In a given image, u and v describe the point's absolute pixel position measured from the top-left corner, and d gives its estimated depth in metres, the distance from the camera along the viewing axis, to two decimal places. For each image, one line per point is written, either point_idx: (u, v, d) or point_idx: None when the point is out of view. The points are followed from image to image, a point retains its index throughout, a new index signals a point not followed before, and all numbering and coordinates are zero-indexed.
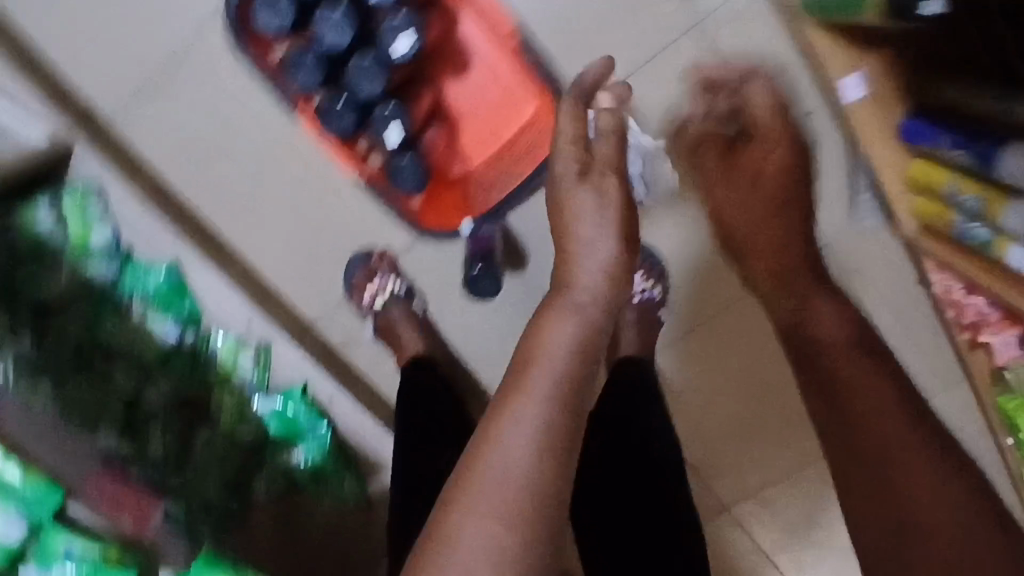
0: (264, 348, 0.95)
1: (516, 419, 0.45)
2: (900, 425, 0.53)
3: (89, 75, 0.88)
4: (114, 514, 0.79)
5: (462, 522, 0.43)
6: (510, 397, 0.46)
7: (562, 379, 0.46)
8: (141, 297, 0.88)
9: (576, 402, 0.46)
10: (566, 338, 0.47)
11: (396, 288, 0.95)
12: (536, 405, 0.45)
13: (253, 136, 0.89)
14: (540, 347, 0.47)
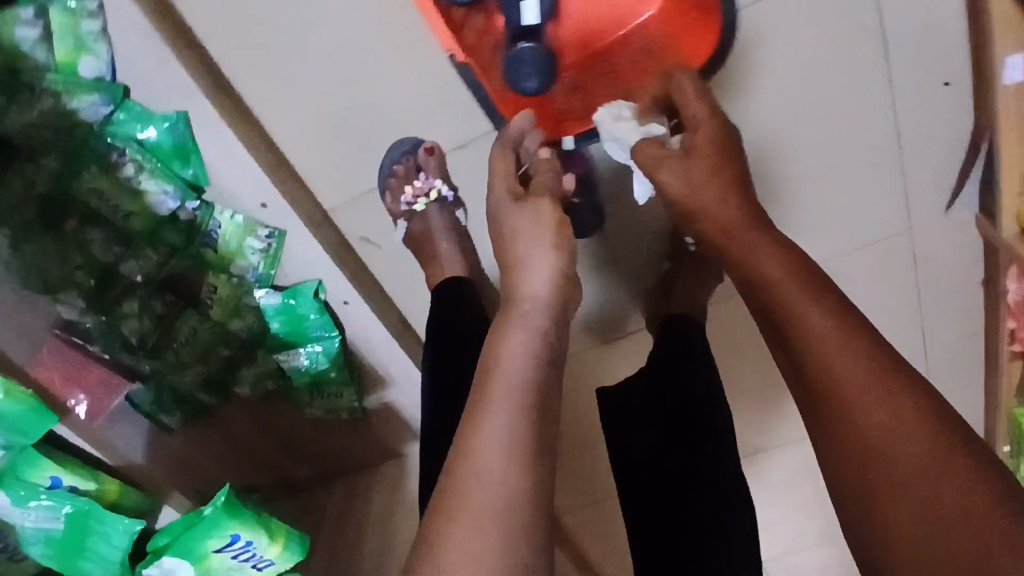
0: (279, 235, 0.80)
1: (486, 431, 0.49)
2: (877, 375, 0.47)
3: None
4: (74, 399, 0.73)
5: (455, 514, 0.46)
6: (480, 413, 0.50)
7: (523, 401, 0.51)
8: (137, 151, 0.71)
9: (539, 414, 0.51)
10: (520, 349, 0.54)
11: (443, 191, 0.83)
12: (500, 440, 0.48)
13: None
14: (498, 362, 0.53)
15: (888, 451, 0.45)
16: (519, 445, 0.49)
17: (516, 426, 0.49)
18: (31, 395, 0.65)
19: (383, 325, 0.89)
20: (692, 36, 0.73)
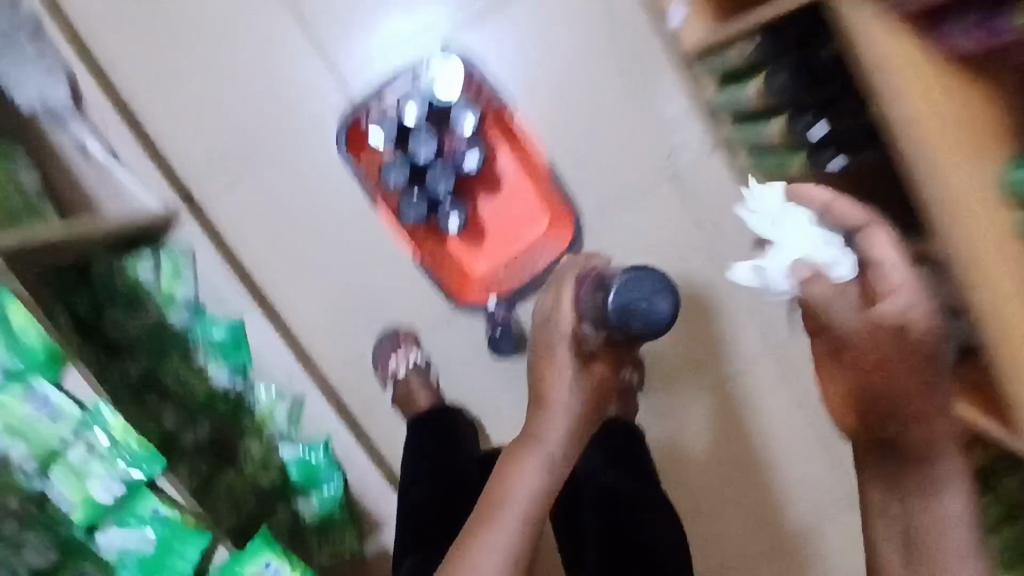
0: (298, 400, 1.08)
1: (483, 544, 0.58)
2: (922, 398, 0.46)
3: (189, 156, 1.06)
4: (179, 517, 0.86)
5: None
6: (473, 536, 0.59)
7: (537, 497, 0.59)
8: (206, 343, 1.01)
9: (535, 526, 0.59)
10: (526, 487, 0.59)
11: (419, 360, 1.08)
12: (513, 512, 0.58)
13: (331, 223, 1.08)
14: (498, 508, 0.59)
15: (903, 473, 0.48)
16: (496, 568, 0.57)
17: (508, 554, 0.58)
18: (140, 444, 0.70)
19: (378, 476, 1.09)
20: (554, 224, 1.05)
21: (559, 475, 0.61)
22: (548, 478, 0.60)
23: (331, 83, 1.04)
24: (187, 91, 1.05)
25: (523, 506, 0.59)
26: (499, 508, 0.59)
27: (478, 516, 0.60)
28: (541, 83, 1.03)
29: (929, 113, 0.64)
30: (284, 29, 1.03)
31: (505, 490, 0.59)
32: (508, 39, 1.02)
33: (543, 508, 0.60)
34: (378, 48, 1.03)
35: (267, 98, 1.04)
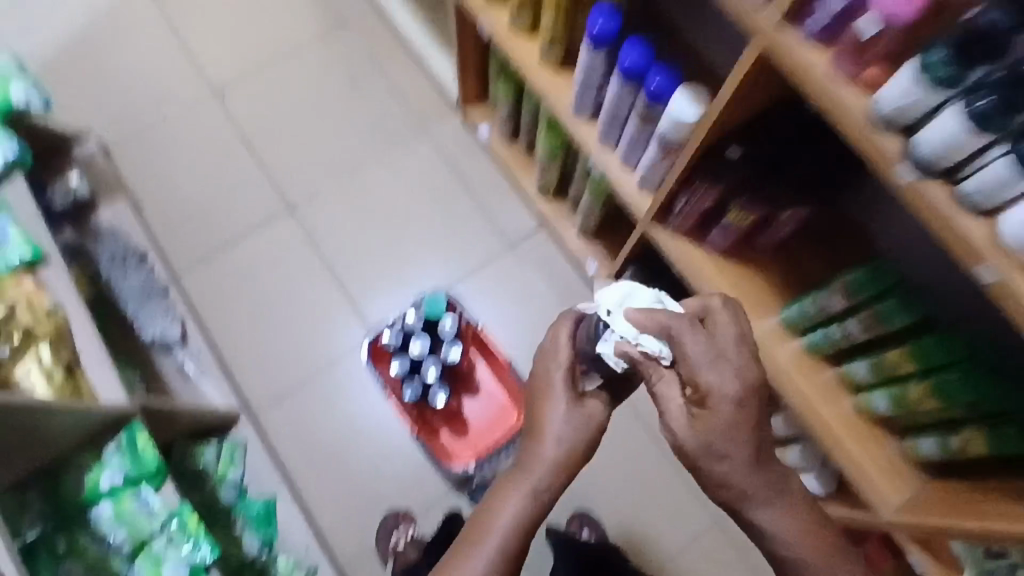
0: (314, 570, 1.26)
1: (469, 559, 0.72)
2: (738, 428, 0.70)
3: (250, 380, 1.45)
4: None
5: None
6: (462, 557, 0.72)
7: (524, 519, 0.75)
8: (244, 517, 1.24)
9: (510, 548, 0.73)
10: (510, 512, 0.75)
11: (414, 533, 1.33)
12: (496, 536, 0.73)
13: (351, 426, 1.43)
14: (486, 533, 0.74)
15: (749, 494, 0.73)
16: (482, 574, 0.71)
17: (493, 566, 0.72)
18: (198, 528, 0.93)
19: None
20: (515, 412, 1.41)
21: (536, 510, 0.76)
22: (529, 506, 0.75)
23: (359, 327, 1.48)
24: (257, 335, 1.48)
25: (503, 531, 0.74)
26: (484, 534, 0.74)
27: (463, 546, 0.74)
28: (507, 319, 1.50)
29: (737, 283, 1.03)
30: (330, 291, 1.50)
31: (492, 521, 0.75)
32: (483, 293, 1.51)
33: (516, 537, 0.74)
34: (394, 303, 1.50)
35: (313, 337, 1.48)
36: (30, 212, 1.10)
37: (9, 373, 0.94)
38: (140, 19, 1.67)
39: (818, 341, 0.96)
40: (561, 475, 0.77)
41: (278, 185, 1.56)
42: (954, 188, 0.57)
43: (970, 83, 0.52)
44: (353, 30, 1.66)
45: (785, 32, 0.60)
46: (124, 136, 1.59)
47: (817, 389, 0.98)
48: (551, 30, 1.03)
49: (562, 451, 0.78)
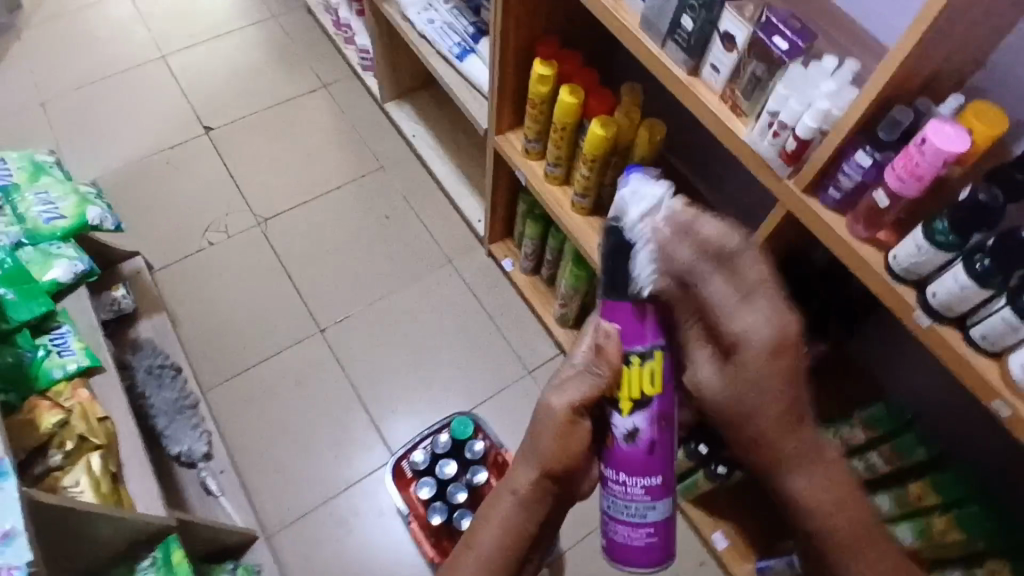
0: None
1: None
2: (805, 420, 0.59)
3: (264, 498, 1.43)
4: None
5: None
6: None
7: (497, 549, 0.68)
8: None
9: None
10: (488, 535, 0.69)
11: None
12: (477, 558, 0.68)
13: (365, 551, 1.40)
14: (464, 556, 0.69)
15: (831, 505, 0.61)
16: None
17: None
18: None
19: None
20: None
21: (521, 526, 0.69)
22: (511, 516, 0.69)
23: (381, 449, 1.50)
24: (277, 451, 1.48)
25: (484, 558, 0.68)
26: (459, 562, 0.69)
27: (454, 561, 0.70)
28: None
29: None
30: (355, 411, 1.54)
31: (475, 539, 0.69)
32: (502, 418, 1.55)
33: (498, 571, 0.68)
34: (414, 426, 1.53)
35: (334, 457, 1.48)
36: (90, 324, 1.15)
37: (59, 480, 0.95)
38: (195, 156, 1.84)
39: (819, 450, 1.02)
40: (548, 491, 0.68)
41: (310, 309, 1.65)
42: (965, 334, 0.66)
43: (969, 245, 0.62)
44: (390, 173, 1.84)
45: (808, 198, 0.72)
46: (168, 258, 1.69)
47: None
48: (585, 182, 1.17)
49: (546, 430, 0.66)
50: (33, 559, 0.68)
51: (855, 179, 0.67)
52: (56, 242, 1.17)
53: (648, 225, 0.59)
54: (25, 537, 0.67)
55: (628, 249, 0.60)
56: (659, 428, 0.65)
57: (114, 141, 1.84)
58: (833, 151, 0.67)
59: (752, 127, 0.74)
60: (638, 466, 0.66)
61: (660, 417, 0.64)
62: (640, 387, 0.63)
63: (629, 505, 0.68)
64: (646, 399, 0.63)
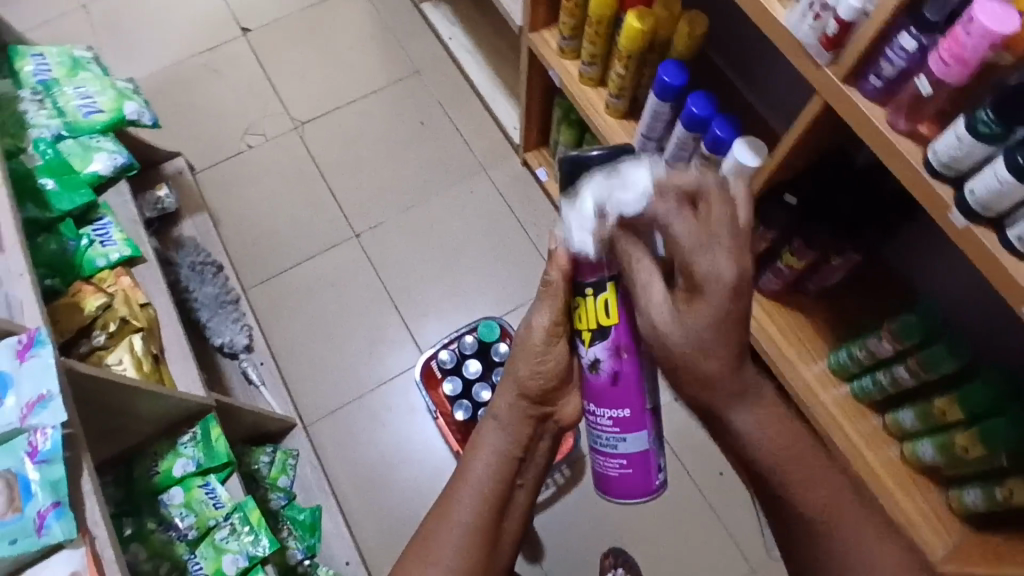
0: None
1: (449, 517, 0.75)
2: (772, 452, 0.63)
3: (303, 390, 1.51)
4: None
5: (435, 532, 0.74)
6: (442, 512, 0.75)
7: (489, 476, 0.77)
8: (292, 524, 1.28)
9: (488, 513, 0.76)
10: (483, 464, 0.78)
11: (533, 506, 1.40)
12: (471, 484, 0.76)
13: (398, 443, 1.47)
14: (466, 476, 0.77)
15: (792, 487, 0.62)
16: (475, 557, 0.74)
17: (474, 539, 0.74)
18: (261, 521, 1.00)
19: None
20: None
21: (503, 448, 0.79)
22: (503, 446, 0.78)
23: (412, 350, 1.55)
24: (314, 347, 1.55)
25: (483, 478, 0.77)
26: (460, 485, 0.77)
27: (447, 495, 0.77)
28: None
29: (788, 331, 1.04)
30: (388, 313, 1.58)
31: (468, 468, 0.78)
32: None
33: (492, 492, 0.76)
34: (445, 330, 1.57)
35: (368, 355, 1.54)
36: (130, 217, 1.21)
37: (103, 358, 1.02)
38: (233, 59, 1.83)
39: (842, 362, 0.99)
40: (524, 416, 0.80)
41: (346, 214, 1.67)
42: (999, 235, 0.62)
43: (1013, 140, 0.59)
44: (425, 78, 1.80)
45: (846, 87, 0.67)
46: (208, 160, 1.72)
47: (844, 411, 1.01)
48: (619, 82, 1.11)
49: (525, 357, 0.76)
50: (68, 420, 0.74)
51: (898, 65, 0.63)
52: (95, 136, 1.21)
53: (610, 152, 0.66)
54: (60, 399, 0.74)
55: (595, 170, 0.65)
56: (622, 359, 0.68)
57: (155, 43, 1.85)
58: (877, 33, 0.63)
59: (791, 9, 0.69)
60: (607, 397, 0.70)
61: (622, 349, 0.67)
62: (595, 317, 0.67)
63: (601, 435, 0.73)
64: (604, 329, 0.67)
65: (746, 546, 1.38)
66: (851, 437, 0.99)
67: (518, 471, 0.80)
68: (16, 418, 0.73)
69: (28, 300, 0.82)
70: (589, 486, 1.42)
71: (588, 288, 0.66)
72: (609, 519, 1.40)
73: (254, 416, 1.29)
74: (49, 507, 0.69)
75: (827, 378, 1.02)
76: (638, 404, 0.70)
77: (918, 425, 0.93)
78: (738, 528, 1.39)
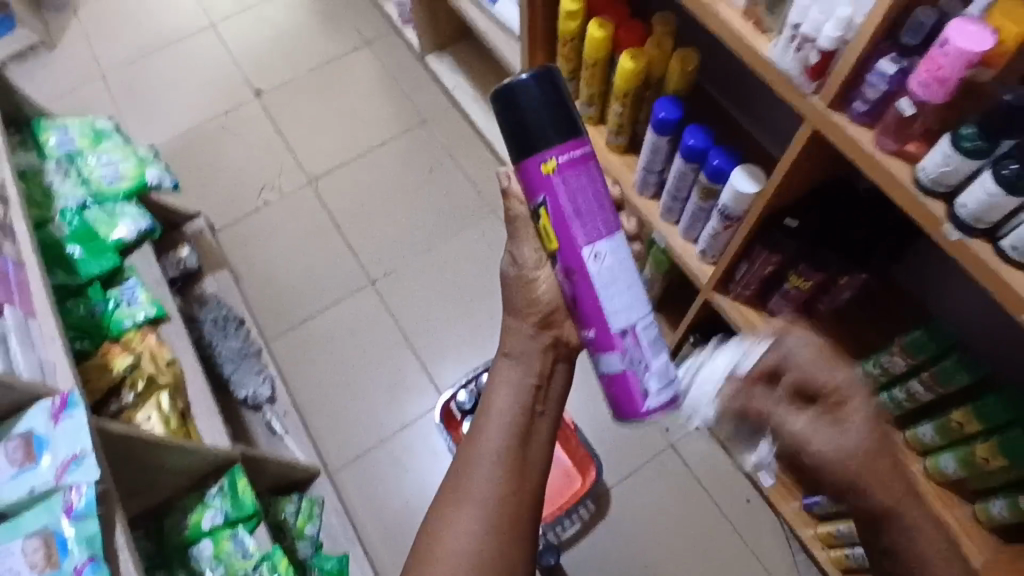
0: None
1: (476, 454, 0.73)
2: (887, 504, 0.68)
3: (325, 438, 1.52)
4: None
5: (465, 484, 0.71)
6: (470, 456, 0.73)
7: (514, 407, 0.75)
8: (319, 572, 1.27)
9: (517, 443, 0.73)
10: (507, 397, 0.75)
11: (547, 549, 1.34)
12: (497, 422, 0.74)
13: (421, 486, 1.47)
14: (489, 410, 0.75)
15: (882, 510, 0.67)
16: (511, 487, 0.71)
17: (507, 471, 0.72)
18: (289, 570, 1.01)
19: None
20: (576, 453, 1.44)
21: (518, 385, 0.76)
22: (524, 376, 0.77)
23: (431, 392, 1.56)
24: (335, 394, 1.57)
25: (506, 413, 0.75)
26: (481, 427, 0.75)
27: (469, 441, 0.74)
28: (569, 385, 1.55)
29: None
30: (407, 357, 1.60)
31: (489, 409, 0.75)
32: None
33: (518, 426, 0.74)
34: (463, 370, 1.59)
35: (387, 400, 1.56)
36: (154, 277, 1.26)
37: (131, 416, 1.05)
38: (247, 120, 1.91)
39: None
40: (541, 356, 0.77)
41: (360, 261, 1.71)
42: (995, 246, 0.63)
43: (997, 153, 0.60)
44: (431, 127, 1.86)
45: (832, 113, 0.70)
46: (227, 218, 1.78)
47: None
48: (618, 120, 1.15)
49: (525, 289, 0.78)
50: (101, 477, 0.76)
51: (879, 89, 0.65)
52: (119, 202, 1.27)
53: (538, 77, 0.64)
54: (93, 457, 0.76)
55: (526, 92, 0.64)
56: (574, 281, 0.68)
57: (173, 110, 1.94)
58: (857, 61, 0.65)
59: (775, 42, 0.72)
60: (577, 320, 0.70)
61: (573, 271, 0.68)
62: (547, 241, 0.70)
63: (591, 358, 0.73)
64: (555, 252, 0.69)
65: (778, 573, 1.36)
66: None
67: (537, 400, 0.76)
68: (52, 477, 0.75)
69: (60, 363, 0.85)
70: (614, 522, 1.40)
71: (534, 215, 0.70)
72: (636, 554, 1.38)
73: (277, 465, 1.30)
74: (85, 563, 0.70)
75: None
76: (602, 323, 0.68)
77: (942, 441, 0.92)
78: (768, 557, 1.37)
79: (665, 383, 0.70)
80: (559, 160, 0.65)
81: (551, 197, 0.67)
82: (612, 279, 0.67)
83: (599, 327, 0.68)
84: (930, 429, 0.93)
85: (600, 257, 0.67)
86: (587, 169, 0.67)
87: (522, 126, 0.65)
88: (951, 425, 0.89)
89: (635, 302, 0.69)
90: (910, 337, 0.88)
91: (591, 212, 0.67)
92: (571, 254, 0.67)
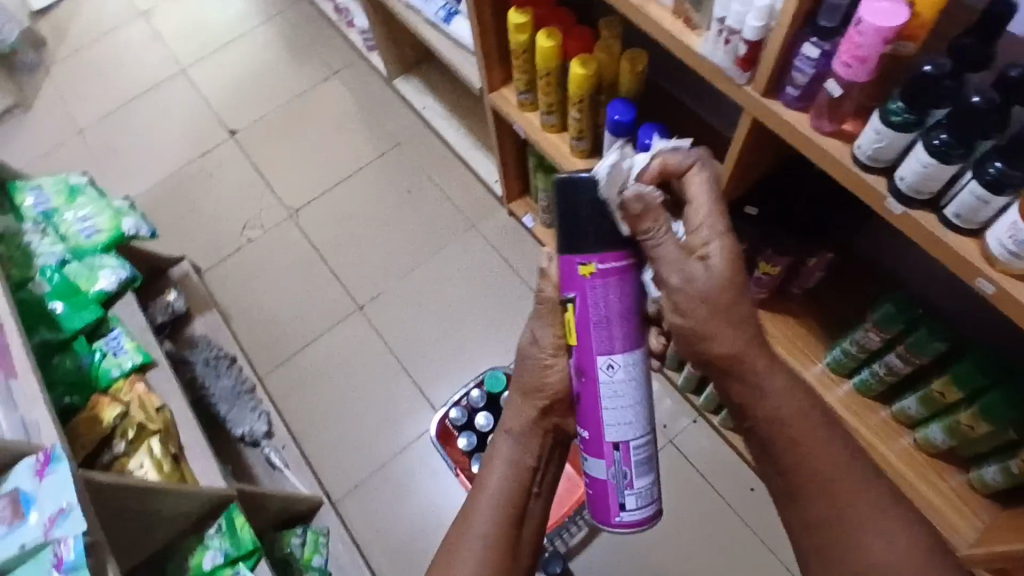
0: None
1: (468, 529, 0.73)
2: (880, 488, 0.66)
3: (327, 467, 1.53)
4: None
5: (454, 555, 0.71)
6: (462, 528, 0.73)
7: (509, 486, 0.75)
8: None
9: (507, 519, 0.73)
10: (502, 475, 0.76)
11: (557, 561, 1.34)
12: (490, 495, 0.75)
13: (425, 505, 1.48)
14: (485, 486, 0.76)
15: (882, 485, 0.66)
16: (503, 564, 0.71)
17: (498, 546, 0.72)
18: None
19: None
20: (576, 459, 1.44)
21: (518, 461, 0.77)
22: (519, 454, 0.77)
23: (428, 411, 1.57)
24: (333, 423, 1.58)
25: (499, 489, 0.75)
26: (476, 499, 0.75)
27: (464, 514, 0.75)
28: None
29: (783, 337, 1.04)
30: (400, 378, 1.61)
31: (485, 482, 0.76)
32: None
33: (510, 502, 0.74)
34: (457, 386, 1.59)
35: (384, 423, 1.57)
36: (139, 325, 1.27)
37: (125, 464, 1.07)
38: (224, 161, 1.94)
39: (838, 359, 0.99)
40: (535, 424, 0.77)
41: (347, 289, 1.72)
42: (939, 215, 0.63)
43: (929, 123, 0.61)
44: (405, 149, 1.88)
45: (768, 100, 0.71)
46: (212, 259, 1.80)
47: (850, 408, 1.01)
48: (577, 125, 1.16)
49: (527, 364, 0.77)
50: (88, 528, 0.77)
51: (808, 73, 0.66)
52: (98, 255, 1.29)
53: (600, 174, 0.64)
54: (79, 509, 0.77)
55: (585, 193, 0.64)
56: (581, 380, 0.67)
57: (152, 158, 1.96)
58: (782, 48, 0.66)
59: (705, 38, 0.73)
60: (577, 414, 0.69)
61: (584, 372, 0.67)
62: (568, 334, 0.68)
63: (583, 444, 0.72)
64: (572, 347, 0.68)
65: (790, 560, 1.35)
66: (861, 433, 0.99)
67: (534, 480, 0.77)
68: (40, 532, 0.76)
69: (43, 420, 0.86)
70: None
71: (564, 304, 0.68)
72: (645, 554, 1.38)
73: (277, 500, 1.31)
74: None
75: (829, 377, 1.02)
76: (598, 431, 0.68)
77: (927, 412, 0.92)
78: (778, 545, 1.36)
79: (644, 502, 0.70)
80: (598, 267, 0.64)
81: (580, 296, 0.65)
82: (620, 394, 0.66)
83: (593, 431, 0.68)
84: (913, 400, 0.93)
85: (613, 369, 0.65)
86: (625, 281, 0.65)
87: (573, 227, 0.64)
88: (932, 393, 0.89)
89: (636, 420, 0.67)
90: (881, 310, 0.88)
91: (619, 328, 0.65)
92: (586, 357, 0.66)
